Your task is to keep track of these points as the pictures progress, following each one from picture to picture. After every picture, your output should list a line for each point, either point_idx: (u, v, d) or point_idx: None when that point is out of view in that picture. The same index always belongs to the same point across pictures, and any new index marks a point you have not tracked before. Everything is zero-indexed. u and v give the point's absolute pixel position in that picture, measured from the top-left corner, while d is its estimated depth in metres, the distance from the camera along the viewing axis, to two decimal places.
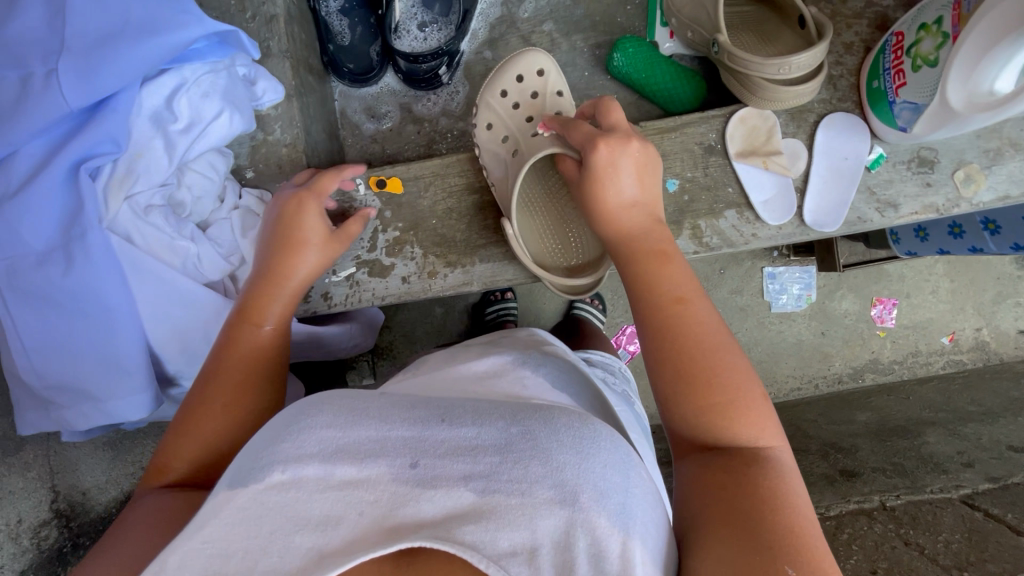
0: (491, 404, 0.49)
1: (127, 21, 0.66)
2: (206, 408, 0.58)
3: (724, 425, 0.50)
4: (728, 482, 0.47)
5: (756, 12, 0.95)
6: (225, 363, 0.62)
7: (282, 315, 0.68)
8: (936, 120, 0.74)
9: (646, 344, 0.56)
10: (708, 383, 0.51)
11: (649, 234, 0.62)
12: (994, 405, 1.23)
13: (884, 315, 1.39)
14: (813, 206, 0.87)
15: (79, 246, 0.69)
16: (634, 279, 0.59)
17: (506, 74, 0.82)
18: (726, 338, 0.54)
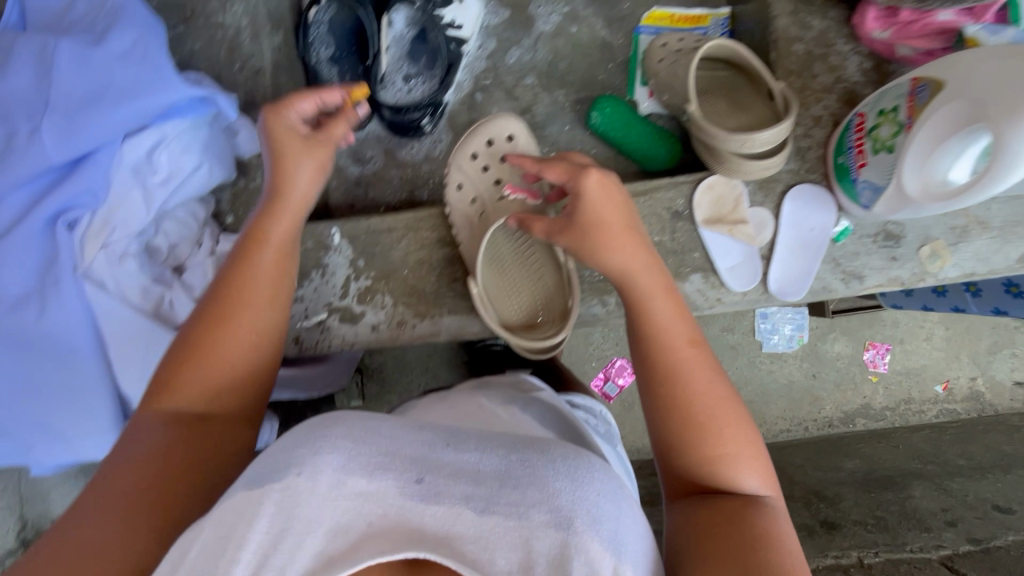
0: (494, 435, 0.52)
1: (109, 83, 0.69)
2: (192, 374, 0.59)
3: (707, 458, 0.57)
4: (720, 524, 0.52)
5: (732, 76, 0.96)
6: (208, 324, 0.62)
7: (267, 268, 0.66)
8: (894, 204, 0.75)
9: (641, 389, 0.62)
10: (696, 424, 0.57)
11: (651, 274, 0.66)
12: (984, 458, 1.19)
13: (876, 360, 1.39)
14: (777, 275, 0.88)
15: (55, 293, 0.73)
16: (631, 328, 0.65)
17: (477, 137, 0.85)
18: (722, 385, 0.60)
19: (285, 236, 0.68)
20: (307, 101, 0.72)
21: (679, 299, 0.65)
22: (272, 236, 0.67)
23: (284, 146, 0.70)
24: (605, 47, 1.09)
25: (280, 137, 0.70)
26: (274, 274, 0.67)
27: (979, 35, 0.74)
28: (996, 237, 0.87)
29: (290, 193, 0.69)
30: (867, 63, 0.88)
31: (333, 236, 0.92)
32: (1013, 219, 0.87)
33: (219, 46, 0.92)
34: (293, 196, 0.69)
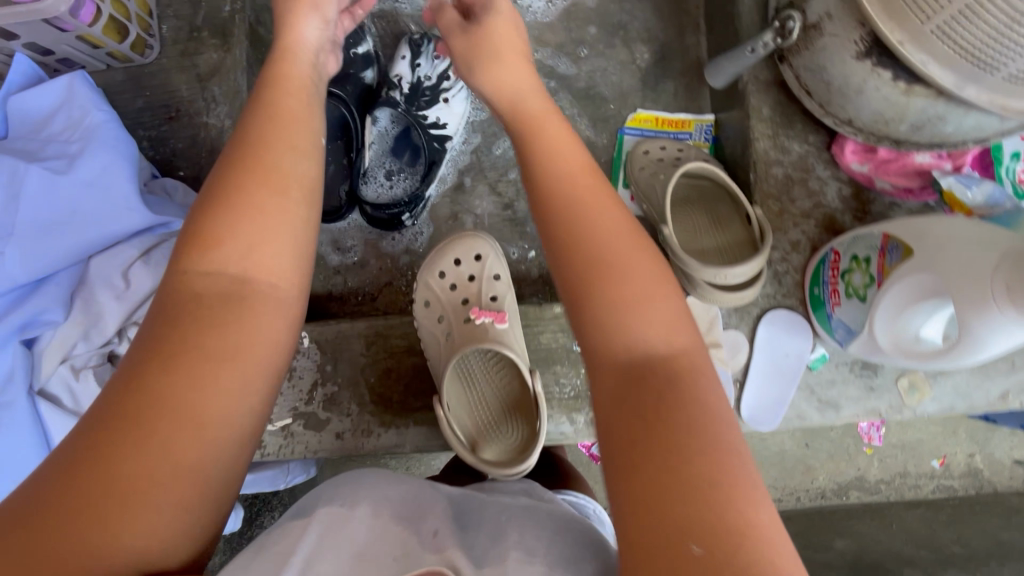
0: (484, 505, 0.58)
1: (75, 210, 0.70)
2: (176, 360, 0.45)
3: (626, 315, 0.52)
4: (655, 403, 0.47)
5: (712, 187, 0.95)
6: (201, 292, 0.49)
7: (272, 183, 0.54)
8: (867, 349, 0.73)
9: (576, 321, 0.54)
10: (601, 263, 0.54)
11: (604, 203, 0.58)
12: (979, 546, 1.13)
13: (871, 433, 1.30)
14: (752, 400, 0.86)
15: (8, 413, 0.70)
16: (558, 227, 0.57)
17: (445, 255, 0.84)
18: (641, 259, 0.55)
19: (296, 133, 0.58)
20: (307, 26, 0.67)
21: (614, 198, 0.59)
22: (273, 162, 0.55)
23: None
24: (589, 146, 1.09)
25: (291, 42, 0.66)
26: (281, 201, 0.54)
27: (955, 187, 0.74)
28: (976, 372, 0.85)
29: (283, 101, 0.60)
30: (846, 190, 0.87)
31: (302, 340, 0.91)
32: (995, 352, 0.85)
33: (202, 148, 0.93)
34: (289, 81, 0.62)
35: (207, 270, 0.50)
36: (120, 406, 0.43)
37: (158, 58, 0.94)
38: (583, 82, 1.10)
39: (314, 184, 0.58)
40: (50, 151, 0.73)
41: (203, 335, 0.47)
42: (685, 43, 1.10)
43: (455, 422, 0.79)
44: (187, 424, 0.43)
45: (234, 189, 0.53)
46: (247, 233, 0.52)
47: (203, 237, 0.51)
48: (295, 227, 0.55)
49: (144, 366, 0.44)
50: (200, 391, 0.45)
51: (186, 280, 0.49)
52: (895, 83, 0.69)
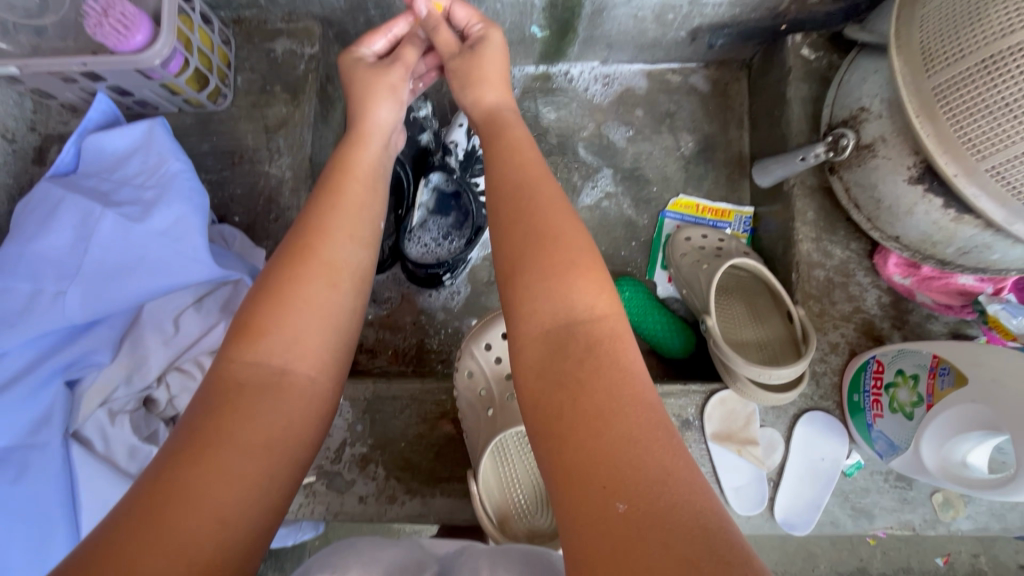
0: (468, 556, 0.54)
1: (145, 257, 0.71)
2: (227, 410, 0.47)
3: (560, 295, 0.52)
4: (576, 371, 0.48)
5: (751, 280, 0.97)
6: (239, 348, 0.51)
7: (335, 256, 0.58)
8: (911, 466, 0.73)
9: (509, 298, 0.54)
10: (560, 263, 0.53)
11: (577, 241, 0.55)
12: None
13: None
14: (784, 503, 0.85)
15: (38, 455, 0.69)
16: (504, 213, 0.59)
17: (493, 328, 0.86)
18: (585, 258, 0.54)
19: (356, 223, 0.62)
20: (381, 116, 0.72)
21: (570, 217, 0.58)
22: (324, 254, 0.58)
23: (373, 80, 0.73)
24: (630, 224, 1.12)
25: (367, 128, 0.71)
26: (330, 294, 0.56)
27: (1001, 315, 0.75)
28: None
29: (348, 190, 0.64)
30: (885, 298, 0.89)
31: None
32: None
33: (259, 196, 0.95)
34: (360, 173, 0.66)
35: (250, 364, 0.51)
36: (149, 499, 0.40)
37: (229, 106, 0.97)
38: (629, 162, 1.14)
39: (361, 277, 0.60)
40: (123, 195, 0.74)
41: (240, 430, 0.47)
42: (729, 136, 1.14)
43: (487, 500, 0.78)
44: (209, 515, 0.41)
45: (287, 282, 0.55)
46: (293, 329, 0.53)
47: (252, 334, 0.52)
48: (338, 323, 0.57)
49: (178, 459, 0.43)
50: (225, 481, 0.43)
51: (228, 377, 0.49)
52: (946, 210, 0.72)
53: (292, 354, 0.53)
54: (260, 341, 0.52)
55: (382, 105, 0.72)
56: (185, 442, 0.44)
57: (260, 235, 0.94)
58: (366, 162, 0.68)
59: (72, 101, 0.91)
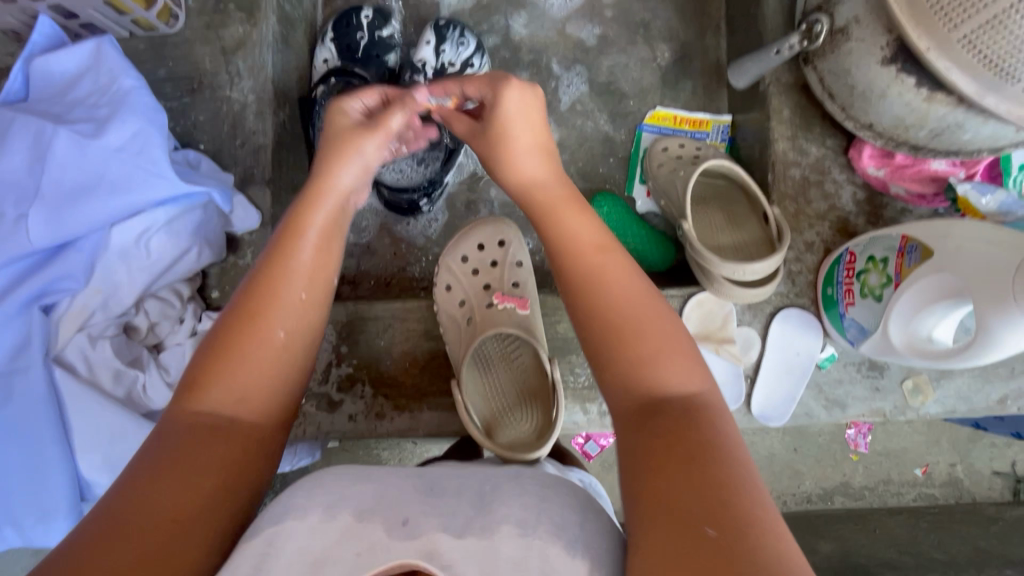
0: (469, 475, 0.53)
1: (102, 177, 0.69)
2: (182, 426, 0.49)
3: (658, 383, 0.53)
4: (669, 424, 0.49)
5: (729, 187, 0.97)
6: (204, 373, 0.52)
7: (293, 283, 0.58)
8: (879, 348, 0.75)
9: (606, 358, 0.56)
10: (639, 360, 0.54)
11: (627, 288, 0.58)
12: (960, 555, 1.21)
13: (859, 440, 1.40)
14: (761, 397, 0.88)
15: (24, 377, 0.71)
16: (580, 312, 0.58)
17: (468, 239, 0.88)
18: (682, 340, 0.56)
19: (319, 256, 0.61)
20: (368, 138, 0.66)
21: (655, 303, 0.58)
22: (282, 284, 0.57)
23: (349, 140, 0.66)
24: (607, 140, 1.11)
25: (320, 189, 0.63)
26: (285, 329, 0.56)
27: (970, 195, 0.75)
28: (978, 375, 0.87)
29: (312, 218, 0.62)
30: (860, 194, 0.89)
31: None
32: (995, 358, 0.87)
33: (223, 121, 0.92)
34: (335, 199, 0.64)
35: (210, 395, 0.51)
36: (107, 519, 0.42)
37: (182, 28, 0.93)
38: (604, 76, 1.11)
39: (313, 315, 0.60)
40: (77, 115, 0.72)
41: (202, 451, 0.48)
42: (706, 44, 1.11)
43: (471, 405, 0.79)
44: (164, 534, 0.42)
45: (244, 316, 0.55)
46: (253, 359, 0.54)
47: (212, 365, 0.52)
48: (291, 361, 0.56)
49: (142, 485, 0.44)
50: (185, 501, 0.44)
51: (185, 407, 0.50)
52: (918, 90, 0.71)
53: (252, 379, 0.53)
54: (220, 373, 0.52)
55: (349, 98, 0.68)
56: (148, 467, 0.46)
57: (229, 162, 0.92)
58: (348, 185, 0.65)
59: (15, 26, 0.86)
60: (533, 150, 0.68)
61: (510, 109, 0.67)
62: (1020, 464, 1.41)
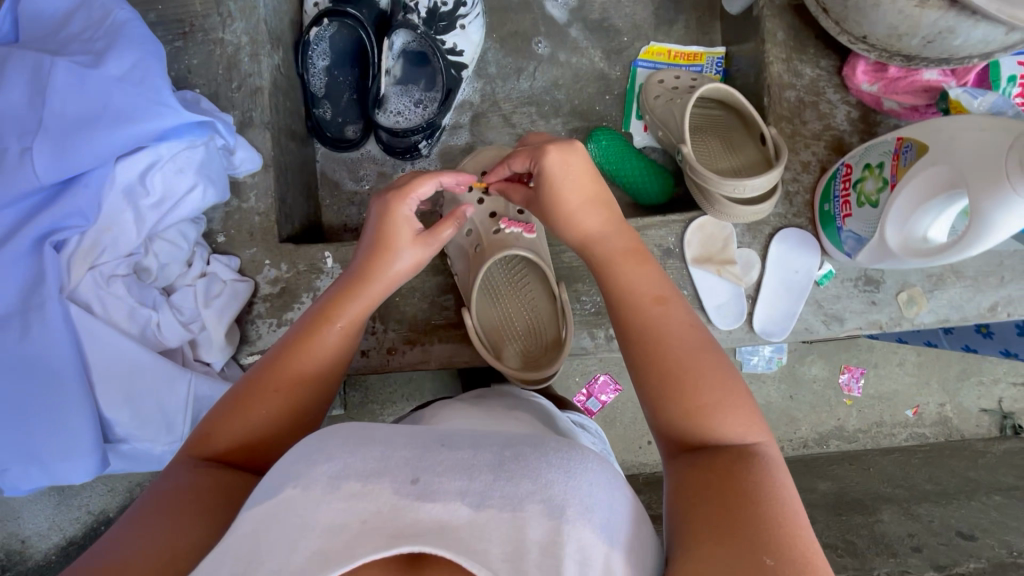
0: (487, 434, 0.53)
1: (105, 107, 0.70)
2: (226, 431, 0.58)
3: (713, 430, 0.52)
4: (714, 462, 0.49)
5: (725, 116, 0.98)
6: (255, 387, 0.61)
7: (352, 317, 0.67)
8: (876, 255, 0.78)
9: (652, 391, 0.56)
10: (705, 407, 0.53)
11: (682, 335, 0.58)
12: (950, 484, 1.27)
13: (852, 383, 1.45)
14: (763, 314, 0.90)
15: (39, 314, 0.71)
16: (634, 356, 0.58)
17: (472, 172, 0.94)
18: (739, 393, 0.54)
19: (352, 318, 0.67)
20: (407, 207, 0.72)
21: (705, 339, 0.58)
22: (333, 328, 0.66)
23: (390, 245, 0.71)
24: (602, 78, 1.11)
25: (382, 263, 0.71)
26: (303, 389, 0.62)
27: (962, 98, 0.76)
28: (970, 286, 0.90)
29: (377, 273, 0.70)
30: (854, 113, 0.92)
31: (325, 260, 0.91)
32: (986, 268, 0.90)
33: (217, 63, 0.92)
34: (392, 266, 0.71)
35: (236, 436, 0.58)
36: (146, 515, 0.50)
37: None
38: (597, 13, 1.11)
39: (331, 379, 0.65)
40: (73, 48, 0.72)
41: (214, 488, 0.53)
42: None
43: (483, 329, 0.86)
44: (162, 558, 0.46)
45: (296, 348, 0.63)
46: (274, 409, 0.60)
47: (240, 409, 0.59)
48: (299, 419, 0.62)
49: (160, 510, 0.50)
50: (186, 532, 0.49)
51: (210, 440, 0.58)
52: None
53: (265, 435, 0.59)
54: (245, 415, 0.59)
55: (403, 200, 0.71)
56: (173, 496, 0.52)
57: (226, 105, 0.92)
58: (405, 243, 0.72)
59: None
60: (590, 207, 0.68)
61: (555, 166, 0.67)
62: (1007, 401, 1.45)
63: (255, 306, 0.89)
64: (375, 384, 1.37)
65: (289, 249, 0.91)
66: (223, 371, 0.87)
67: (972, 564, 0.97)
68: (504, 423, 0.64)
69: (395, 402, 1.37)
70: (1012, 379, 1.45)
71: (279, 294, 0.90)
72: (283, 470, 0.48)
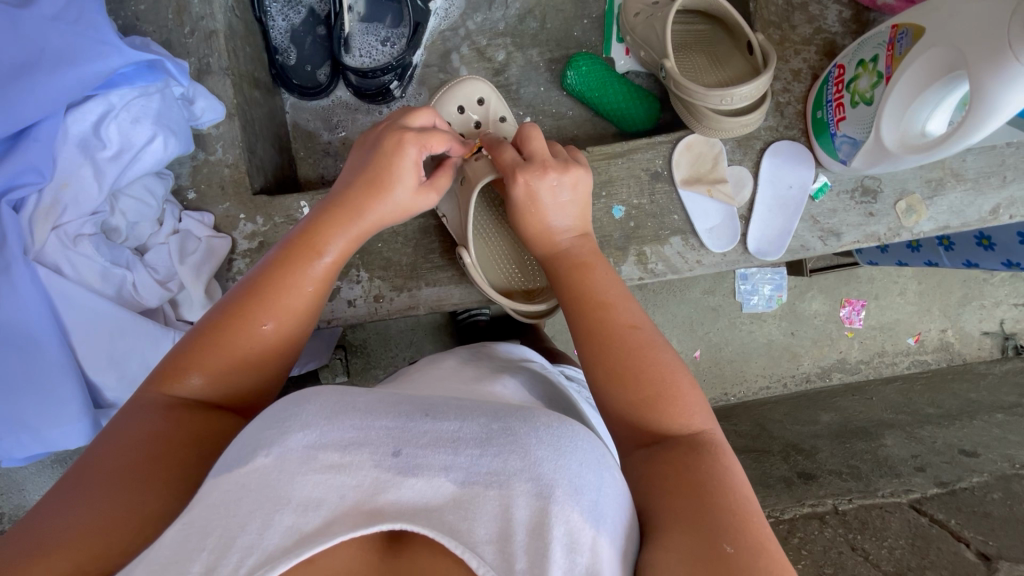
0: (473, 403, 0.51)
1: (43, 49, 0.67)
2: (196, 370, 0.54)
3: (662, 420, 0.53)
4: (678, 455, 0.51)
5: (710, 30, 0.93)
6: (231, 328, 0.56)
7: (341, 252, 0.65)
8: (871, 156, 0.74)
9: (601, 382, 0.57)
10: (652, 400, 0.54)
11: (642, 356, 0.56)
12: (951, 406, 1.27)
13: (852, 316, 1.43)
14: (757, 234, 0.88)
15: (6, 277, 0.70)
16: (599, 375, 0.57)
17: (445, 106, 0.90)
18: (682, 382, 0.55)
19: (340, 253, 0.65)
20: (412, 150, 0.70)
21: (654, 340, 0.58)
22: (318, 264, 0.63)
23: (382, 180, 0.69)
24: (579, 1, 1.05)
25: (372, 199, 0.68)
26: (291, 323, 0.60)
27: None
28: (971, 190, 0.86)
29: (365, 210, 0.67)
30: (847, 13, 0.87)
31: (302, 210, 0.87)
32: (987, 169, 0.86)
33: (167, 7, 0.86)
34: (379, 207, 0.68)
35: (218, 366, 0.55)
36: (105, 465, 0.46)
37: None
38: None
39: (315, 312, 0.63)
40: None
41: (183, 436, 0.50)
42: None
43: (485, 270, 0.86)
44: (123, 530, 0.43)
45: (276, 285, 0.60)
46: (253, 351, 0.57)
47: (221, 343, 0.56)
48: (286, 351, 0.60)
49: (123, 465, 0.47)
50: (153, 496, 0.45)
51: (179, 381, 0.54)
52: None
53: (245, 371, 0.56)
54: (223, 352, 0.55)
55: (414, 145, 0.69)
56: (143, 446, 0.49)
57: (181, 53, 0.87)
58: (404, 184, 0.69)
59: None
60: (567, 205, 0.70)
61: (522, 194, 0.69)
62: (1008, 323, 1.44)
63: (235, 263, 0.87)
64: (377, 349, 1.36)
65: (263, 201, 0.87)
66: None
67: (975, 479, 0.99)
68: (491, 391, 0.60)
69: (396, 365, 1.35)
70: (1015, 301, 1.43)
71: (258, 249, 0.87)
72: (250, 439, 0.45)
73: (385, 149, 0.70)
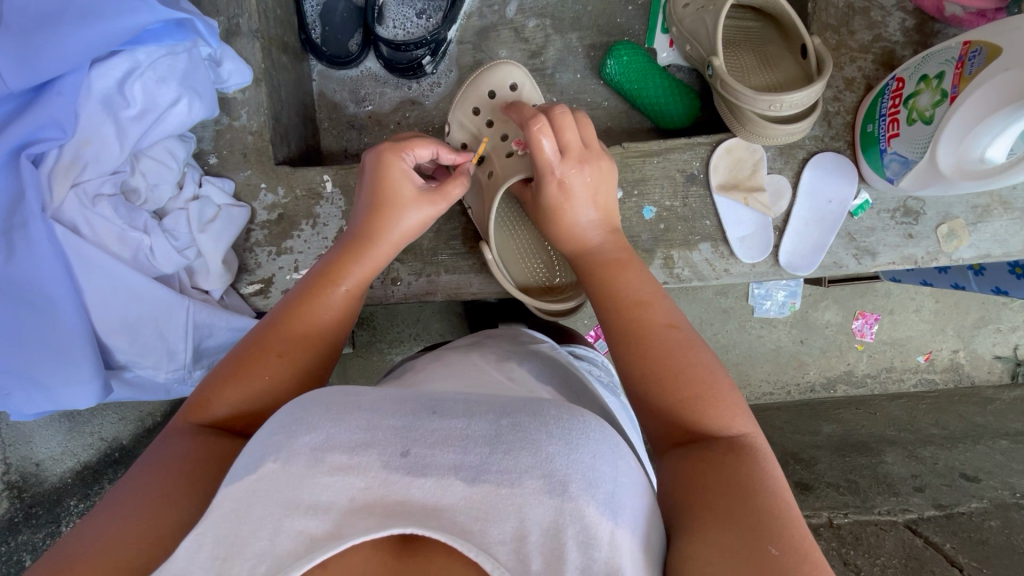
0: (481, 397, 0.49)
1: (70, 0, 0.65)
2: (220, 399, 0.54)
3: (700, 420, 0.52)
4: (720, 457, 0.49)
5: (761, 29, 0.88)
6: (251, 356, 0.56)
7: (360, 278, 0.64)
8: (924, 178, 0.71)
9: (636, 381, 0.55)
10: (692, 399, 0.52)
11: (682, 357, 0.54)
12: (956, 428, 1.24)
13: (864, 329, 1.40)
14: (789, 247, 0.85)
15: (23, 234, 0.68)
16: (633, 376, 0.55)
17: (478, 89, 0.86)
18: (722, 386, 0.53)
19: (356, 281, 0.64)
20: (403, 161, 0.68)
21: (690, 340, 0.56)
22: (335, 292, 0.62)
23: (392, 203, 0.67)
24: None
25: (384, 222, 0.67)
26: (311, 355, 0.58)
27: None
28: (1018, 219, 0.83)
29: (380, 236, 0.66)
30: (910, 22, 0.83)
31: (325, 184, 0.85)
32: None
33: None
34: (393, 234, 0.67)
35: (242, 403, 0.54)
36: (140, 481, 0.47)
37: None
38: None
39: (341, 336, 0.62)
40: None
41: (209, 456, 0.50)
42: None
43: (506, 264, 0.84)
44: (148, 534, 0.43)
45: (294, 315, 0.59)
46: (272, 382, 0.55)
47: (242, 373, 0.55)
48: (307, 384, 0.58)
49: (157, 478, 0.47)
50: (182, 502, 0.46)
51: (208, 411, 0.54)
52: None
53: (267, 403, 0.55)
54: (244, 381, 0.54)
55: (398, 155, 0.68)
56: (171, 462, 0.49)
57: (210, 11, 0.84)
58: (408, 198, 0.68)
59: None
60: (599, 202, 0.68)
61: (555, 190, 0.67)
62: None
63: (253, 233, 0.85)
64: (384, 323, 1.35)
65: (285, 171, 0.85)
66: (222, 299, 0.84)
67: (974, 504, 0.97)
68: (502, 386, 0.58)
69: (402, 343, 1.35)
70: None
71: (277, 221, 0.85)
72: (258, 446, 0.44)
73: (378, 174, 0.68)
